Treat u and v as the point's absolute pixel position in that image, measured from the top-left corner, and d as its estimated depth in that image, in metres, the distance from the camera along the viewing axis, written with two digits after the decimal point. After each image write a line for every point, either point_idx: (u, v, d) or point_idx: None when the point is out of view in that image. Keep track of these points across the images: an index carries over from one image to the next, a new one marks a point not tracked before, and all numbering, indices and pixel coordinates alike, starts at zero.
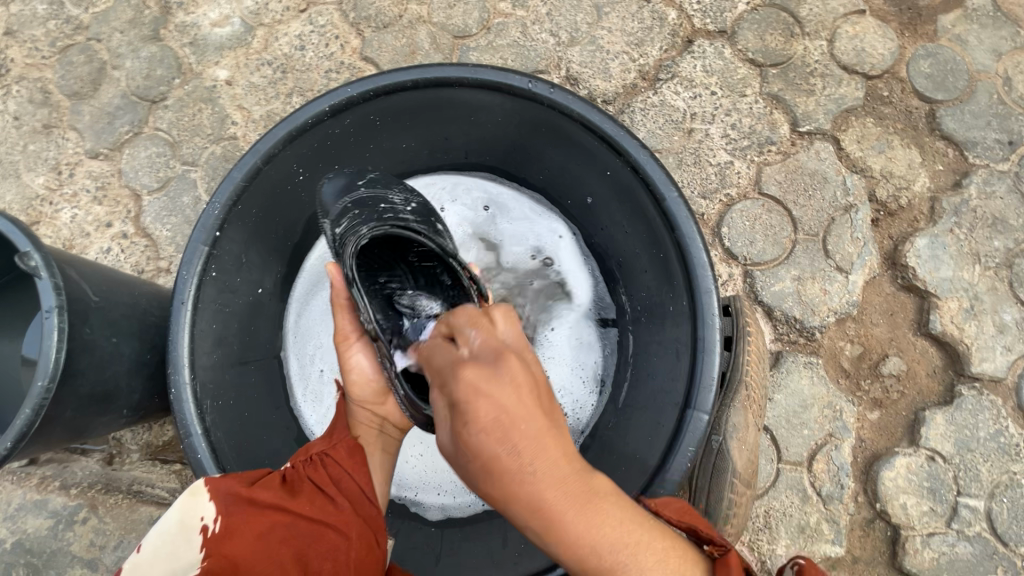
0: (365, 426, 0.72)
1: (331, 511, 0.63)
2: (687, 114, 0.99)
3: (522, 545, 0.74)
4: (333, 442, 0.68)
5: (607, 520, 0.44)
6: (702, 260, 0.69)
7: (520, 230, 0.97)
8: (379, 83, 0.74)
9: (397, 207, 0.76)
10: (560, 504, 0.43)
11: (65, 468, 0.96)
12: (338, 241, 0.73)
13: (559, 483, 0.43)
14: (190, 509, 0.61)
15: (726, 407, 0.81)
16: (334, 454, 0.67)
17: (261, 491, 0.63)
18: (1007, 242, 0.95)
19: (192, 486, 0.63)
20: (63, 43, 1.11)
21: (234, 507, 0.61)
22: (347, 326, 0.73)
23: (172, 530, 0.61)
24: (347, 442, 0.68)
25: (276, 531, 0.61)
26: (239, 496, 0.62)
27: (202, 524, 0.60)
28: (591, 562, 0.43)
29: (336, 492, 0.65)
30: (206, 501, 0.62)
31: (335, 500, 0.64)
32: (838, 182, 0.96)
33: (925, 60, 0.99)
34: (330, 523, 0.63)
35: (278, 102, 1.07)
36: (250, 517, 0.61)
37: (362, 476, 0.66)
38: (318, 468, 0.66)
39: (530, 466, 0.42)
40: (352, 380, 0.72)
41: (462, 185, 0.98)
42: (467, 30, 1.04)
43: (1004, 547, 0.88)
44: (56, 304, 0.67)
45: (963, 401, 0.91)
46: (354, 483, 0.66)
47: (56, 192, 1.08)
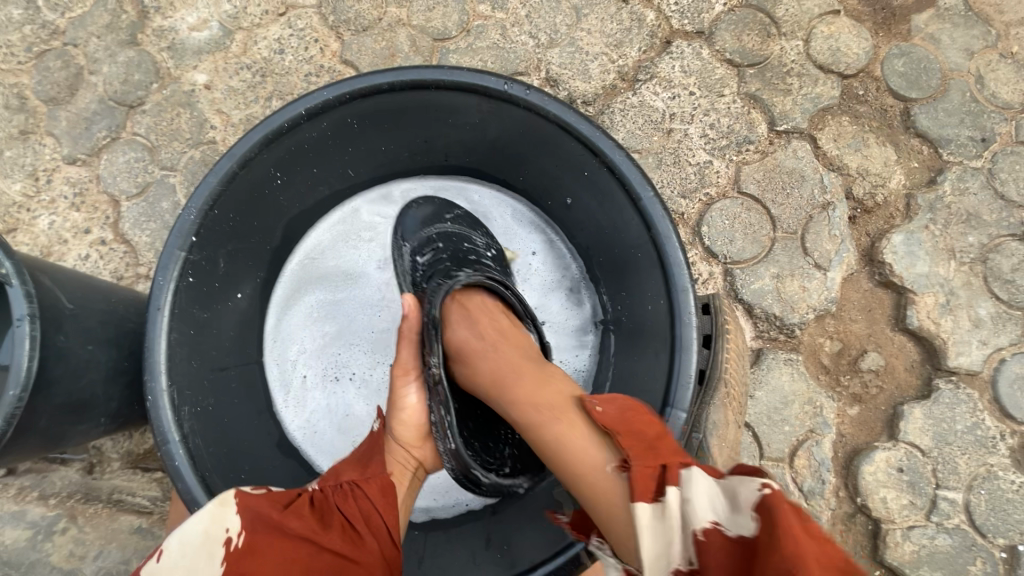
0: (399, 466, 0.72)
1: (357, 547, 0.63)
2: (666, 114, 1.00)
3: (506, 548, 0.77)
4: (367, 475, 0.68)
5: (546, 390, 0.65)
6: (678, 259, 0.70)
7: (500, 236, 0.96)
8: (355, 86, 0.74)
9: (478, 249, 0.87)
10: (506, 373, 0.68)
11: (43, 477, 0.93)
12: (422, 271, 0.84)
13: (506, 363, 0.69)
14: (217, 519, 0.61)
15: (706, 404, 0.80)
16: (366, 489, 0.66)
17: (292, 520, 0.62)
18: (981, 237, 0.96)
19: (222, 495, 0.62)
20: (39, 48, 1.10)
21: (261, 527, 0.61)
22: (409, 360, 0.75)
23: (196, 543, 0.59)
24: (380, 480, 0.68)
25: (300, 561, 0.60)
26: (268, 520, 0.61)
27: (227, 536, 0.60)
28: (530, 416, 0.63)
29: (365, 529, 0.64)
30: (235, 515, 0.61)
31: (363, 535, 0.63)
32: (815, 180, 0.97)
33: (899, 59, 1.00)
34: (354, 558, 0.62)
35: (258, 106, 1.06)
36: (277, 541, 0.60)
37: (391, 518, 0.66)
38: (348, 499, 0.65)
39: (486, 348, 0.71)
40: (402, 418, 0.74)
41: (443, 192, 0.97)
42: (446, 32, 1.05)
43: (982, 539, 0.89)
44: (28, 312, 0.66)
45: (940, 395, 0.92)
46: (382, 523, 0.65)
47: (34, 199, 1.07)
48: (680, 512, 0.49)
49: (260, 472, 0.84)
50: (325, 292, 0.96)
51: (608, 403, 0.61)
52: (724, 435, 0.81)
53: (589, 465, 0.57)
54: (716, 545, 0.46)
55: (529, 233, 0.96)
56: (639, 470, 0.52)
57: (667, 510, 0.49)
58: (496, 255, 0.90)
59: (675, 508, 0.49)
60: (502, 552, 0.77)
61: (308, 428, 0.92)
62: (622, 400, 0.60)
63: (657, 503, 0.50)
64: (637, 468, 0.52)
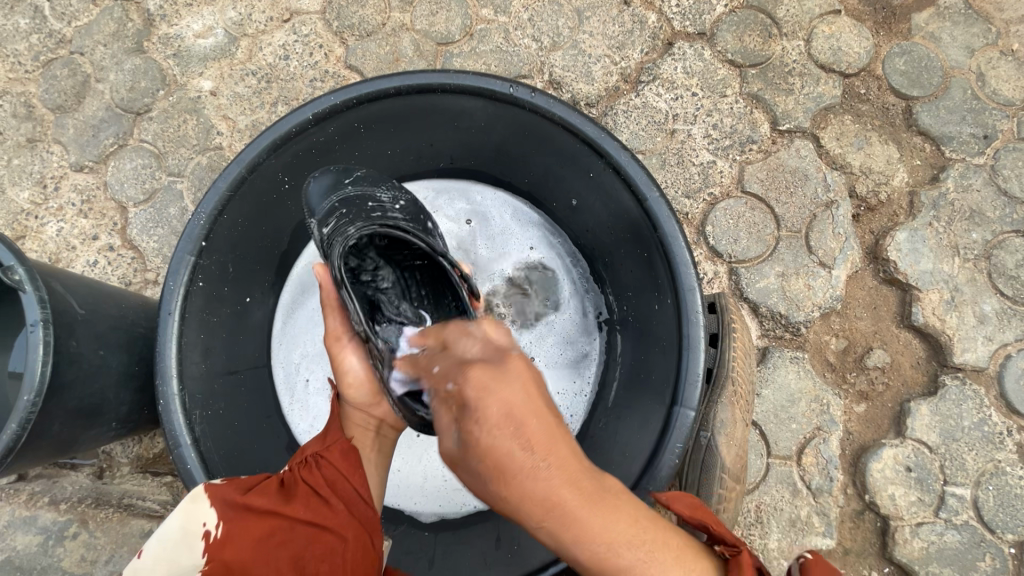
0: (358, 429, 0.72)
1: (324, 512, 0.64)
2: (669, 115, 1.01)
3: (515, 545, 0.76)
4: (327, 443, 0.69)
5: (617, 516, 0.48)
6: (685, 259, 0.70)
7: (501, 236, 0.98)
8: (361, 90, 0.75)
9: (385, 205, 0.77)
10: (570, 497, 0.47)
11: (54, 483, 0.95)
12: (327, 241, 0.74)
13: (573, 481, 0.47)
14: (191, 514, 0.63)
15: (714, 402, 0.81)
16: (329, 457, 0.67)
17: (256, 498, 0.64)
18: (985, 233, 0.97)
19: (193, 492, 0.64)
20: (46, 57, 1.11)
21: (231, 513, 0.62)
22: (337, 326, 0.74)
23: (174, 536, 0.62)
24: (342, 445, 0.68)
25: (273, 536, 0.62)
26: (234, 504, 0.63)
27: (204, 529, 0.62)
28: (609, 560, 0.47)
29: (331, 494, 0.65)
30: (207, 508, 0.63)
31: (330, 501, 0.64)
32: (819, 179, 0.98)
33: (900, 58, 1.01)
34: (323, 524, 0.63)
35: (263, 111, 1.07)
36: (247, 523, 0.62)
37: (357, 479, 0.67)
38: (312, 470, 0.66)
39: (542, 463, 0.47)
40: (348, 382, 0.73)
41: (446, 195, 0.99)
42: (449, 36, 1.05)
43: (991, 535, 0.89)
44: (41, 317, 0.67)
45: (947, 392, 0.92)
46: (350, 486, 0.66)
47: (42, 206, 1.07)
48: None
49: (269, 474, 0.85)
50: None
51: (673, 500, 0.60)
52: (732, 434, 0.82)
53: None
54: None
55: (527, 233, 0.98)
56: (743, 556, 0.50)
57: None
58: (410, 203, 0.79)
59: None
60: (510, 550, 0.76)
61: (312, 431, 0.92)
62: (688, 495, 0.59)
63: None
64: (744, 557, 0.50)
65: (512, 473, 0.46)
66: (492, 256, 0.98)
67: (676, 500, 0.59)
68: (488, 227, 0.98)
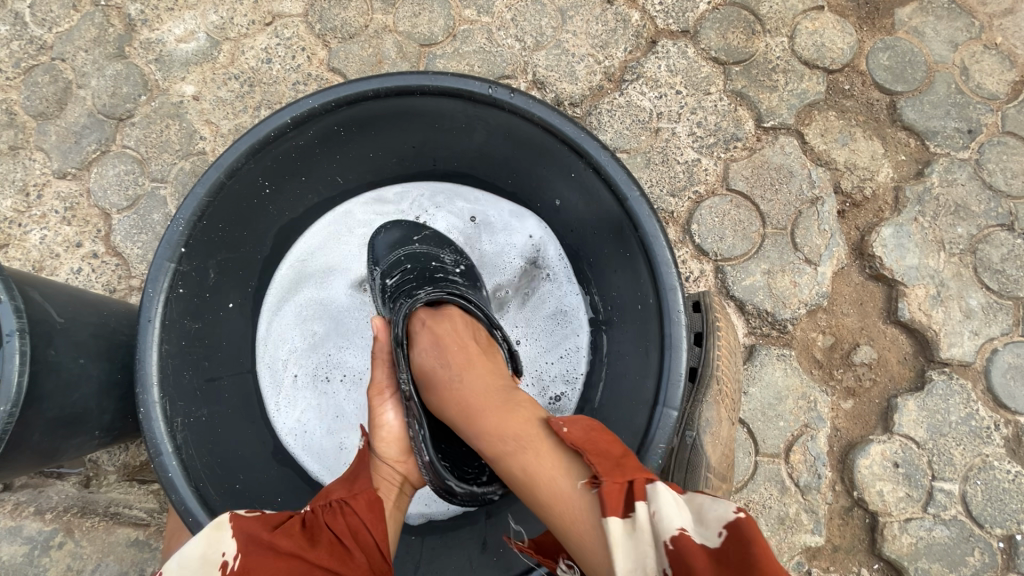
0: (385, 481, 0.72)
1: (345, 562, 0.62)
2: (653, 114, 1.00)
3: (501, 550, 0.77)
4: (355, 491, 0.68)
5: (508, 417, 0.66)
6: (666, 258, 0.70)
7: (500, 232, 0.96)
8: (340, 92, 0.74)
9: (446, 267, 0.88)
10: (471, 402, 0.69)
11: (40, 493, 0.93)
12: (391, 292, 0.85)
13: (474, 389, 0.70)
14: (213, 544, 0.61)
15: (699, 402, 0.81)
16: (355, 504, 0.66)
17: (281, 538, 0.61)
18: (970, 228, 0.97)
19: (218, 519, 0.63)
20: (27, 64, 1.10)
21: (253, 547, 0.60)
22: (383, 379, 0.79)
23: (192, 564, 0.59)
24: (368, 494, 0.67)
25: None
26: (258, 538, 0.61)
27: (223, 559, 0.60)
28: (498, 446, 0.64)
29: (353, 543, 0.64)
30: (230, 537, 0.61)
31: (350, 550, 0.63)
32: (804, 176, 0.97)
33: (884, 53, 1.00)
34: (342, 574, 0.61)
35: (247, 116, 1.07)
36: (265, 560, 0.59)
37: (379, 532, 0.66)
38: (336, 515, 0.65)
39: (455, 375, 0.72)
40: (382, 435, 0.76)
41: (442, 195, 0.97)
42: (433, 38, 1.05)
43: (979, 529, 0.89)
44: (17, 327, 0.66)
45: (934, 387, 0.92)
46: (371, 538, 0.65)
47: (25, 214, 1.07)
48: (651, 525, 0.51)
49: (254, 478, 0.84)
50: (317, 291, 0.96)
51: (571, 424, 0.62)
52: (718, 433, 0.81)
53: (555, 490, 0.58)
54: (683, 560, 0.48)
55: (524, 227, 0.95)
56: (608, 487, 0.54)
57: (640, 527, 0.52)
58: (470, 272, 0.90)
59: (648, 523, 0.51)
60: (495, 556, 0.76)
61: (299, 429, 0.92)
62: (584, 420, 0.62)
63: (631, 522, 0.52)
64: (608, 484, 0.54)
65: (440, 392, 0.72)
66: (497, 251, 0.97)
67: (573, 425, 0.62)
68: (488, 222, 0.97)
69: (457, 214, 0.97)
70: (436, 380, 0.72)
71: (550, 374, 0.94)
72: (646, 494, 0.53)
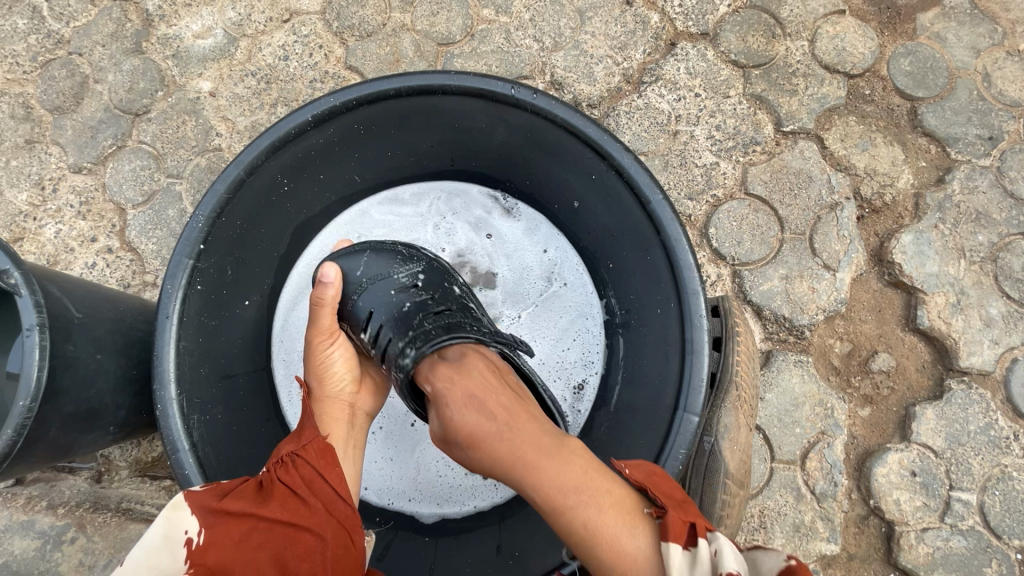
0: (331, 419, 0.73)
1: (304, 512, 0.63)
2: (672, 116, 1.00)
3: (516, 553, 0.78)
4: (303, 442, 0.69)
5: (569, 470, 0.60)
6: (688, 263, 0.70)
7: (516, 248, 0.96)
8: (361, 92, 0.74)
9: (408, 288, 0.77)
10: (524, 456, 0.61)
11: (53, 487, 0.94)
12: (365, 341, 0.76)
13: (528, 446, 0.62)
14: (174, 523, 0.60)
15: (717, 408, 0.81)
16: (304, 455, 0.67)
17: (236, 503, 0.62)
18: (991, 236, 0.96)
19: (173, 500, 0.62)
20: (44, 58, 1.10)
21: (212, 519, 0.61)
22: (325, 321, 0.75)
23: (156, 545, 0.59)
24: (318, 443, 0.69)
25: (253, 537, 0.60)
26: (211, 511, 0.61)
27: (186, 537, 0.59)
28: (558, 500, 0.58)
29: (308, 493, 0.65)
30: (188, 518, 0.60)
31: (309, 501, 0.64)
32: (823, 181, 0.97)
33: (905, 58, 1.00)
34: (304, 523, 0.62)
35: (263, 112, 1.06)
36: (225, 529, 0.60)
37: (334, 476, 0.67)
38: (287, 469, 0.66)
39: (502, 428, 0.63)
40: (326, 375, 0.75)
41: (459, 200, 0.97)
42: (451, 36, 1.04)
43: (997, 540, 0.88)
44: (38, 321, 0.66)
45: (952, 396, 0.91)
46: (328, 485, 0.66)
47: (40, 208, 1.07)
48: (711, 562, 0.51)
49: None
50: None
51: (634, 467, 0.64)
52: (736, 438, 0.81)
53: (626, 547, 0.55)
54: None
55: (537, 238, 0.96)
56: (672, 517, 0.56)
57: (699, 560, 0.52)
58: (430, 274, 0.80)
59: (707, 559, 0.52)
60: (511, 559, 0.78)
61: None
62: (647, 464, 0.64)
63: (689, 557, 0.53)
64: (671, 516, 0.56)
65: (482, 448, 0.63)
66: (517, 276, 0.96)
67: (637, 469, 0.64)
68: (503, 236, 0.96)
69: (475, 221, 0.97)
70: (471, 435, 0.63)
71: (571, 361, 0.93)
72: (707, 536, 0.54)
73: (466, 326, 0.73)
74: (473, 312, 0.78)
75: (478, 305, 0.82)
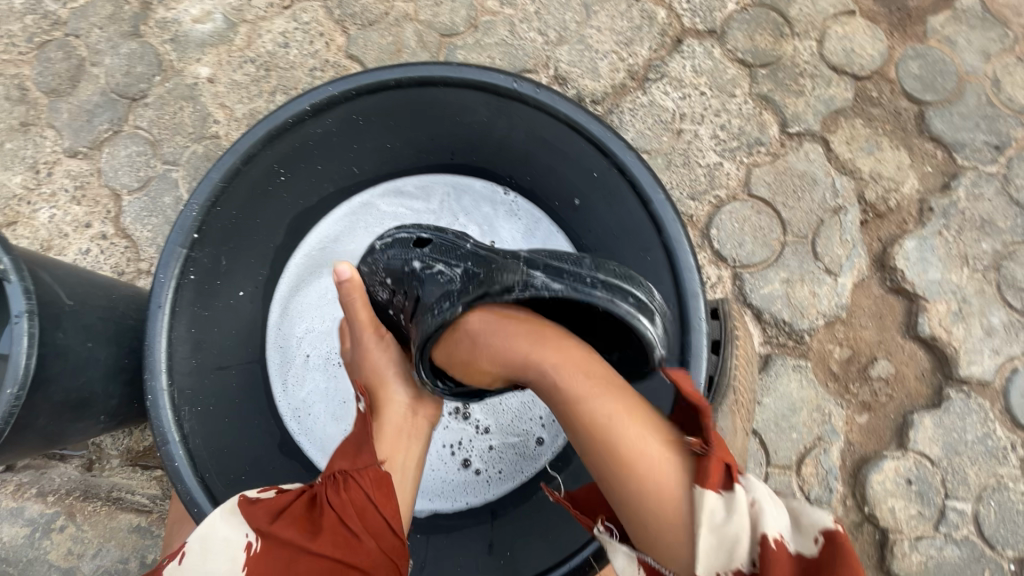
0: (393, 439, 0.70)
1: (353, 548, 0.61)
2: (676, 115, 0.98)
3: (507, 553, 0.77)
4: (359, 465, 0.66)
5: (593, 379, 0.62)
6: (689, 264, 0.69)
7: None
8: (361, 81, 0.73)
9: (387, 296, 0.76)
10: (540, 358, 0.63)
11: (42, 474, 0.92)
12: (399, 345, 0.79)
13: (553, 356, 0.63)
14: (235, 527, 0.60)
15: (715, 410, 0.79)
16: (360, 478, 0.65)
17: (284, 522, 0.61)
18: (995, 244, 0.95)
19: (229, 503, 0.62)
20: (40, 39, 1.08)
21: (266, 531, 0.60)
22: (363, 313, 0.76)
23: (215, 548, 0.59)
24: (376, 471, 0.66)
25: (296, 563, 0.58)
26: (262, 527, 0.60)
27: (247, 541, 0.59)
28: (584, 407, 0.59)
29: (360, 528, 0.62)
30: (244, 523, 0.60)
31: (361, 539, 0.62)
32: (827, 184, 0.96)
33: (914, 61, 0.98)
34: (350, 560, 0.60)
35: (262, 100, 1.05)
36: (274, 548, 0.59)
37: (389, 510, 0.64)
38: (340, 491, 0.64)
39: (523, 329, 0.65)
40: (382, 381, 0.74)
41: (467, 197, 0.96)
42: (454, 28, 1.03)
43: (991, 550, 0.88)
44: (27, 308, 0.65)
45: (951, 405, 0.91)
46: (379, 516, 0.64)
47: (34, 192, 1.05)
48: (750, 513, 0.51)
49: (260, 464, 0.84)
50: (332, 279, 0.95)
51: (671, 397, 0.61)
52: (732, 443, 0.81)
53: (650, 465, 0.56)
54: (782, 555, 0.49)
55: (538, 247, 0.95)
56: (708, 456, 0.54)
57: (736, 506, 0.51)
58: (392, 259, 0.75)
59: (744, 506, 0.51)
60: (503, 559, 0.77)
61: (303, 413, 0.91)
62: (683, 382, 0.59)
63: (722, 500, 0.52)
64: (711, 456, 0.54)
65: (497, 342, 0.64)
66: None
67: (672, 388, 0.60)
68: (508, 247, 0.95)
69: (483, 221, 0.95)
70: (490, 328, 0.64)
71: None
72: (743, 482, 0.53)
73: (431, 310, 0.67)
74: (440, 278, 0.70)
75: (446, 257, 0.71)
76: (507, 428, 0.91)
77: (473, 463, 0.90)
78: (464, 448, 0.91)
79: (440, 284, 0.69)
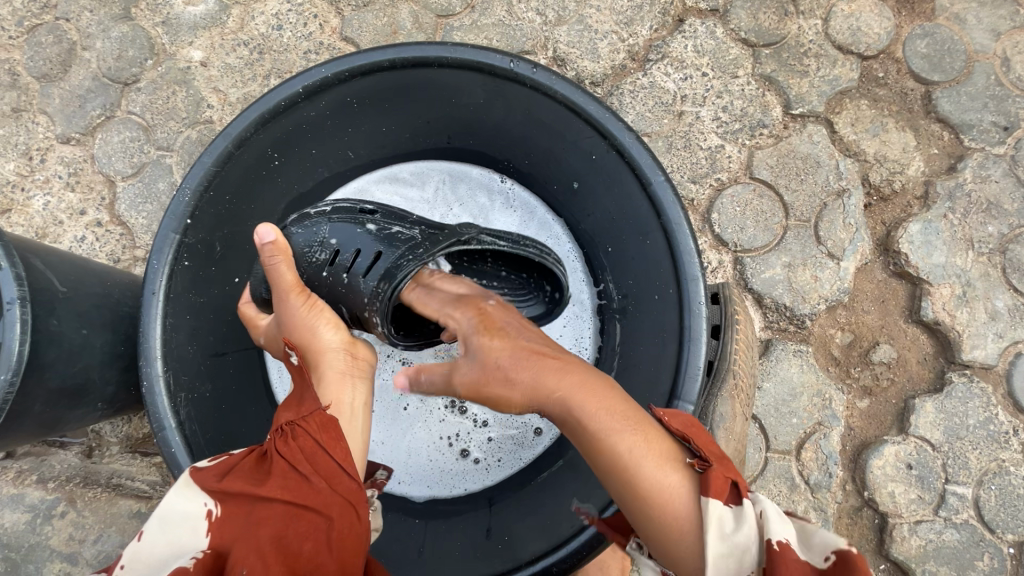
0: (336, 392, 0.67)
1: (305, 492, 0.58)
2: (677, 96, 0.96)
3: (505, 538, 0.76)
4: (303, 412, 0.63)
5: (604, 403, 0.57)
6: (689, 247, 0.68)
7: None
8: (355, 62, 0.71)
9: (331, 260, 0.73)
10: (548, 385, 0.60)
11: (42, 461, 0.93)
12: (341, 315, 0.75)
13: (571, 381, 0.59)
14: (192, 497, 0.57)
15: (714, 396, 0.78)
16: (304, 425, 0.62)
17: (235, 481, 0.58)
18: (1001, 227, 0.93)
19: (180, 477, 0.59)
20: (30, 23, 1.06)
21: (218, 496, 0.57)
22: (287, 275, 0.68)
23: (175, 521, 0.55)
24: (319, 415, 0.63)
25: (251, 520, 0.55)
26: (214, 489, 0.58)
27: (206, 508, 0.56)
28: (596, 427, 0.55)
29: (309, 471, 0.60)
30: (198, 490, 0.58)
31: (310, 480, 0.59)
32: (831, 166, 0.94)
33: (922, 40, 0.96)
34: (303, 503, 0.57)
35: (256, 84, 1.03)
36: (228, 509, 0.56)
37: (338, 451, 0.61)
38: (287, 441, 0.61)
39: (521, 358, 0.63)
40: (316, 345, 0.68)
41: (463, 184, 0.95)
42: (450, 8, 1.00)
43: (990, 534, 0.88)
44: (18, 295, 0.64)
45: (953, 389, 0.90)
46: (330, 461, 0.61)
47: (28, 178, 1.04)
48: (758, 524, 0.48)
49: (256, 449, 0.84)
50: None
51: (673, 415, 0.59)
52: (731, 428, 0.80)
53: (663, 484, 0.52)
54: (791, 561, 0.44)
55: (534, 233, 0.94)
56: (716, 474, 0.51)
57: (745, 518, 0.48)
58: (337, 226, 0.75)
59: (752, 517, 0.48)
60: (501, 543, 0.76)
61: None
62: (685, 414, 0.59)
63: (730, 511, 0.49)
64: (716, 471, 0.52)
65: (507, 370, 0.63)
66: None
67: (674, 417, 0.59)
68: None
69: (478, 211, 0.95)
70: (516, 359, 0.63)
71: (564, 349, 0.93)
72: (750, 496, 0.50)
73: (401, 260, 0.72)
74: (400, 237, 0.74)
75: (398, 222, 0.77)
76: (506, 420, 0.91)
77: (471, 453, 0.90)
78: (462, 438, 0.91)
79: (402, 241, 0.74)
